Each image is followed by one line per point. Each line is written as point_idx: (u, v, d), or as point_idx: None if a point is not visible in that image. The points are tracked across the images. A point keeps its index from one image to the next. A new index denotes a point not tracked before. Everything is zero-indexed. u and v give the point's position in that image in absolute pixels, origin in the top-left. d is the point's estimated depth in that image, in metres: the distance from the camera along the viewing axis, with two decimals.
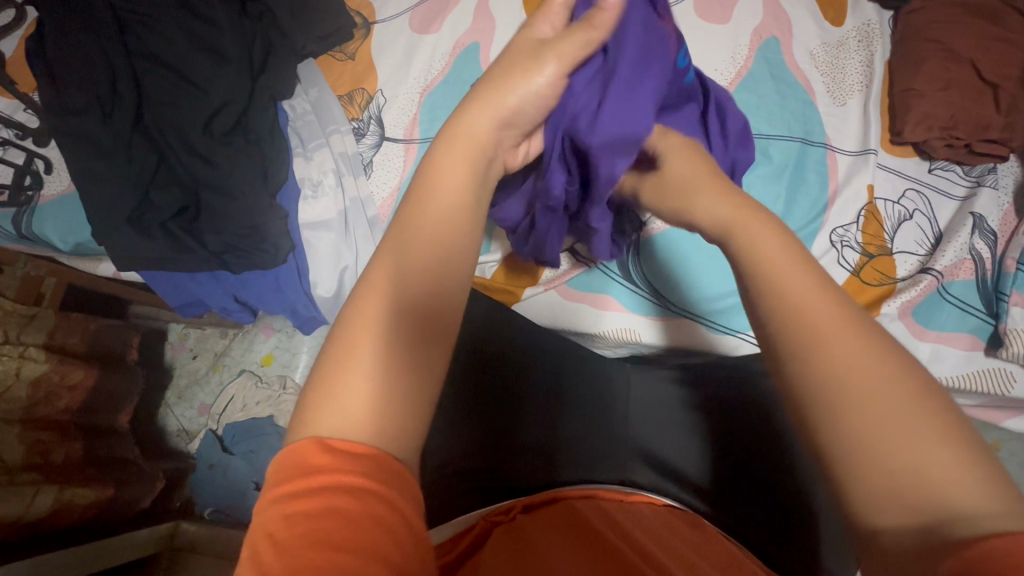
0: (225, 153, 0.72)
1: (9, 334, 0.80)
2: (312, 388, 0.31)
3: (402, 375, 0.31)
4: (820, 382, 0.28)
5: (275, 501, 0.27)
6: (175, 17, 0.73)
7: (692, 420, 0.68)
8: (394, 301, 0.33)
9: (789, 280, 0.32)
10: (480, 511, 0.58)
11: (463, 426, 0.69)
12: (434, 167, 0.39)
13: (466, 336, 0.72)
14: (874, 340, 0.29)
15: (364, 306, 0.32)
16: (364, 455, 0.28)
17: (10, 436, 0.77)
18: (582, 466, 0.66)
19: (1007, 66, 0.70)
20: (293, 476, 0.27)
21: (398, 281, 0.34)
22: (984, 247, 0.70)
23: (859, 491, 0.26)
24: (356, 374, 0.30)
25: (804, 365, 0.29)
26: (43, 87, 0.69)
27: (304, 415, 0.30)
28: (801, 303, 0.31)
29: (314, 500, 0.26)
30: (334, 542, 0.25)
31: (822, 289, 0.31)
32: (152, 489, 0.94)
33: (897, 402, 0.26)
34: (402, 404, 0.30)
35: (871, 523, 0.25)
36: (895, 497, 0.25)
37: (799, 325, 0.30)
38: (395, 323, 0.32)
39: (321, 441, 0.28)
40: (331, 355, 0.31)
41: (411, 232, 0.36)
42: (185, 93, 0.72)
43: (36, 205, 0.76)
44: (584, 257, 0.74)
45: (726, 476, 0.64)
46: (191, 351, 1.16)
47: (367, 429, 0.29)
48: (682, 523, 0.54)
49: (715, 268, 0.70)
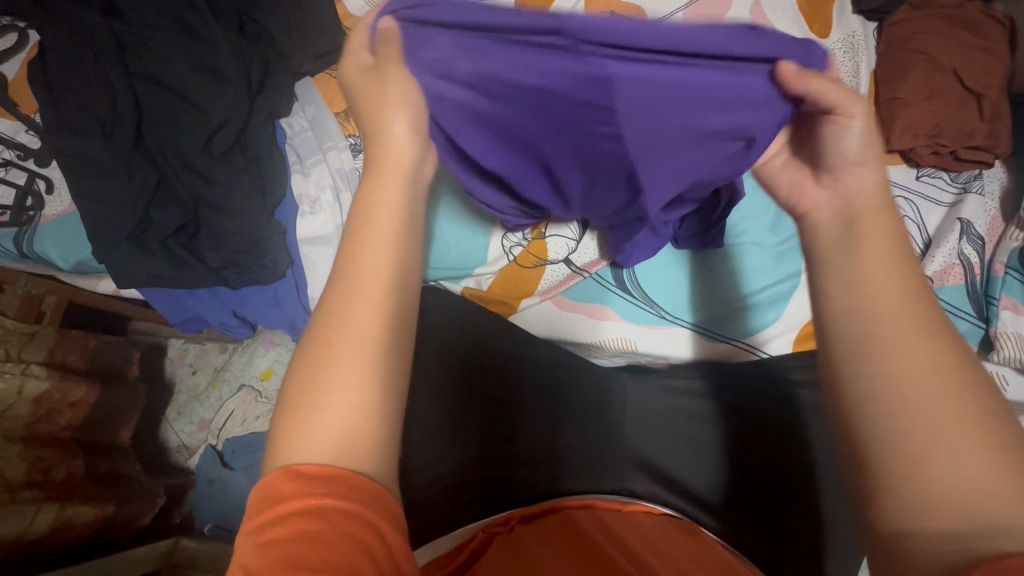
0: (225, 172, 0.73)
1: (11, 352, 0.81)
2: (280, 413, 0.32)
3: (366, 400, 0.31)
4: (892, 397, 0.30)
5: (250, 534, 0.28)
6: (172, 38, 0.74)
7: (706, 429, 0.69)
8: (358, 334, 0.32)
9: (877, 285, 0.33)
10: (478, 522, 0.59)
11: (463, 438, 0.68)
12: (390, 172, 0.38)
13: (466, 350, 0.72)
14: (954, 363, 0.31)
15: (323, 343, 0.32)
16: (331, 476, 0.28)
17: (12, 454, 0.77)
18: (582, 476, 0.68)
19: (988, 77, 0.72)
20: (269, 503, 0.28)
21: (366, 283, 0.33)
22: (973, 252, 0.71)
23: (907, 494, 0.28)
24: (322, 402, 0.30)
25: (876, 373, 0.31)
26: (45, 108, 0.70)
27: (276, 442, 0.30)
28: (880, 320, 0.32)
29: (283, 527, 0.27)
30: (302, 564, 0.26)
31: (910, 299, 0.33)
32: (152, 505, 0.95)
33: (964, 418, 0.29)
34: (372, 417, 0.31)
35: (912, 527, 0.28)
36: (945, 506, 0.27)
37: (872, 337, 0.32)
38: (360, 343, 0.32)
39: (287, 469, 0.29)
40: (294, 384, 0.32)
41: (356, 256, 0.34)
42: (184, 112, 0.73)
43: (38, 224, 0.77)
44: (580, 268, 0.76)
45: (734, 487, 0.65)
46: (190, 367, 1.16)
47: (341, 451, 0.29)
48: (679, 531, 0.55)
49: (733, 274, 0.74)
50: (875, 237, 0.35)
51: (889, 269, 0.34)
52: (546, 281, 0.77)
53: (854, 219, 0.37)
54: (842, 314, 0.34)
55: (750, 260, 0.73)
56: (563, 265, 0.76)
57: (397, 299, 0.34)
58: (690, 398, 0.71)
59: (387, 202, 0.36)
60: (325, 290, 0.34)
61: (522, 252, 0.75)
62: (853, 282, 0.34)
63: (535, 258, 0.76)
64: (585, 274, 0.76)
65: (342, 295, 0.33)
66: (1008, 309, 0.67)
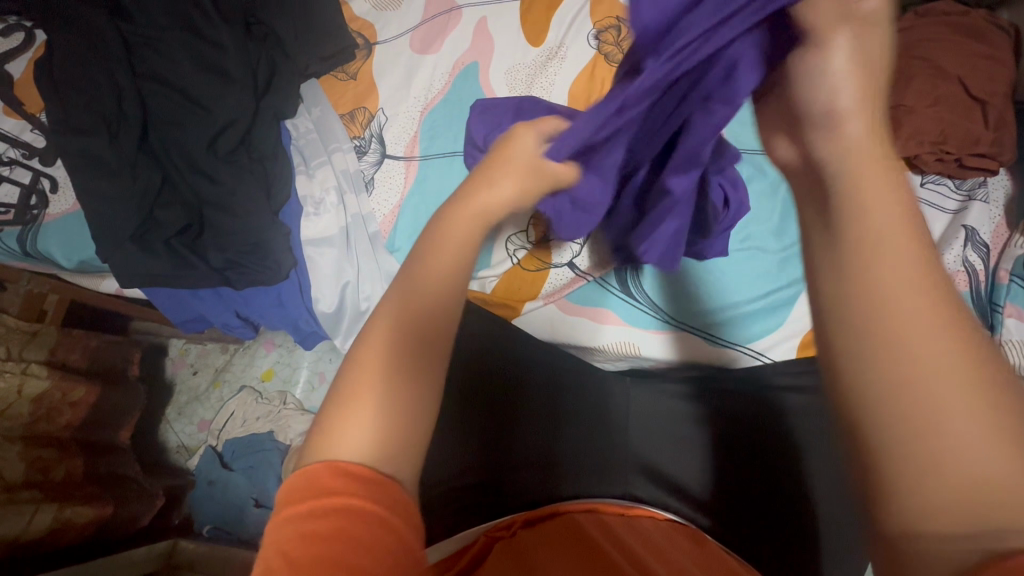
0: (229, 172, 0.73)
1: (11, 351, 0.81)
2: (320, 415, 0.32)
3: (410, 405, 0.31)
4: (887, 368, 0.24)
5: (288, 522, 0.28)
6: (179, 39, 0.74)
7: (696, 431, 0.69)
8: (401, 342, 0.33)
9: (879, 230, 0.26)
10: (481, 526, 0.59)
11: (465, 441, 0.68)
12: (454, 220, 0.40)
13: (477, 352, 0.72)
14: (957, 322, 0.24)
15: (366, 348, 0.32)
16: (372, 479, 0.28)
17: (11, 454, 0.77)
18: (583, 481, 0.67)
19: (992, 84, 0.72)
20: (307, 493, 0.28)
21: (417, 309, 0.34)
22: (977, 260, 0.71)
23: (916, 492, 0.23)
24: (368, 404, 0.30)
25: (869, 341, 0.25)
26: (51, 108, 0.70)
27: (314, 438, 0.31)
28: (882, 287, 0.25)
29: (325, 521, 0.27)
30: (343, 564, 0.25)
31: (911, 244, 0.26)
32: (151, 507, 0.94)
33: (974, 389, 0.23)
34: (410, 421, 0.31)
35: (915, 526, 0.22)
36: (952, 500, 0.22)
37: (867, 298, 0.25)
38: (411, 356, 0.33)
39: (331, 464, 0.29)
40: (342, 385, 0.31)
41: (419, 275, 0.36)
42: (189, 112, 0.73)
43: (41, 223, 0.77)
44: (583, 272, 0.75)
45: (727, 486, 0.65)
46: (191, 367, 1.16)
47: (383, 454, 0.29)
48: (684, 539, 0.54)
49: (734, 287, 0.72)
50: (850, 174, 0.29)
51: (889, 210, 0.27)
52: (550, 285, 0.76)
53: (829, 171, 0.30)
54: (836, 292, 0.27)
55: (754, 265, 0.72)
56: (567, 269, 0.75)
57: (440, 314, 0.35)
58: (688, 399, 0.71)
59: (448, 241, 0.38)
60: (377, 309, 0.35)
61: (526, 255, 0.75)
62: (850, 239, 0.27)
63: (539, 262, 0.75)
64: (589, 279, 0.75)
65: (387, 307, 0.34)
66: (1014, 317, 0.68)
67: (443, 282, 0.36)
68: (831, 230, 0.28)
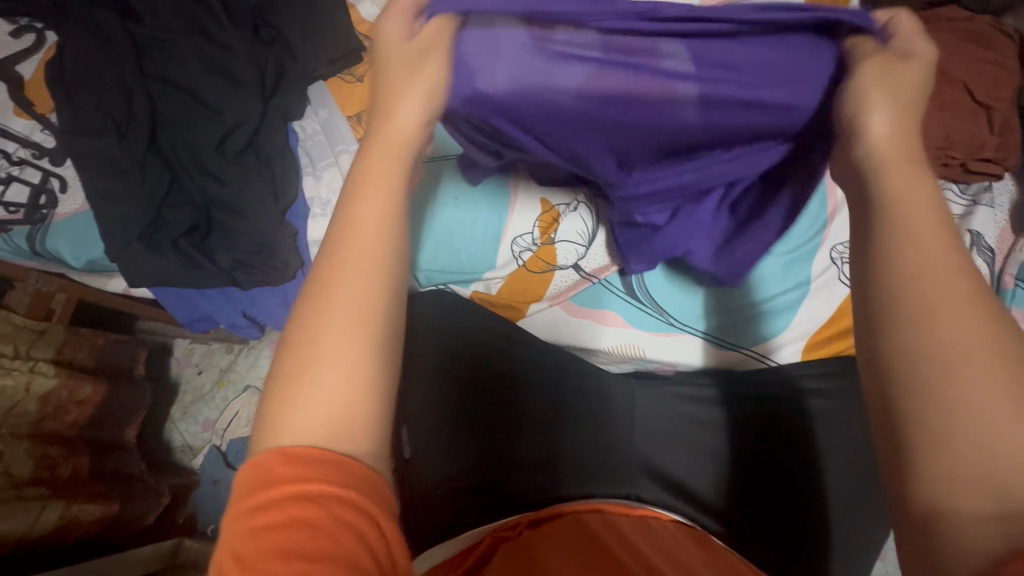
0: (236, 173, 0.74)
1: (19, 349, 0.82)
2: (264, 400, 0.31)
3: (349, 387, 0.30)
4: (927, 360, 0.26)
5: (241, 517, 0.27)
6: (189, 41, 0.74)
7: (715, 435, 0.70)
8: (340, 314, 0.31)
9: (920, 238, 0.29)
10: (487, 526, 0.59)
11: (465, 444, 0.69)
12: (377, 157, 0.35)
13: (478, 353, 0.73)
14: (995, 324, 0.27)
15: (311, 320, 0.31)
16: (326, 462, 0.28)
17: (18, 451, 0.78)
18: (587, 479, 0.68)
19: (998, 89, 0.72)
20: (256, 487, 0.28)
21: (362, 274, 0.32)
22: (983, 264, 0.72)
23: (943, 473, 0.25)
24: (307, 388, 0.29)
25: (913, 335, 0.27)
26: (61, 108, 0.71)
27: (260, 426, 0.30)
28: (926, 287, 0.28)
29: (276, 513, 0.27)
30: (300, 550, 0.26)
31: (953, 253, 0.29)
32: (157, 505, 0.95)
33: (1009, 384, 0.25)
34: (357, 402, 0.30)
35: (944, 505, 0.25)
36: (980, 482, 0.24)
37: (913, 297, 0.28)
38: (346, 329, 0.30)
39: (278, 451, 0.28)
40: (281, 370, 0.30)
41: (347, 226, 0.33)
42: (198, 114, 0.74)
43: (51, 222, 0.78)
44: (588, 274, 0.75)
45: (738, 488, 0.67)
46: (196, 367, 1.16)
47: (331, 437, 0.29)
48: (689, 539, 0.54)
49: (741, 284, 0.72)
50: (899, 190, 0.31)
51: (934, 223, 0.29)
52: (554, 287, 0.76)
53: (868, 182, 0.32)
54: (883, 281, 0.29)
55: (769, 266, 0.71)
56: (572, 270, 0.75)
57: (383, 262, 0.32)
58: (705, 403, 0.72)
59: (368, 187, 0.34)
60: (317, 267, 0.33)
61: (530, 256, 0.74)
62: (906, 243, 0.29)
63: (544, 263, 0.74)
64: (594, 280, 0.75)
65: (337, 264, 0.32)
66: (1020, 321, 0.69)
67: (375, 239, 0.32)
68: (871, 236, 0.31)
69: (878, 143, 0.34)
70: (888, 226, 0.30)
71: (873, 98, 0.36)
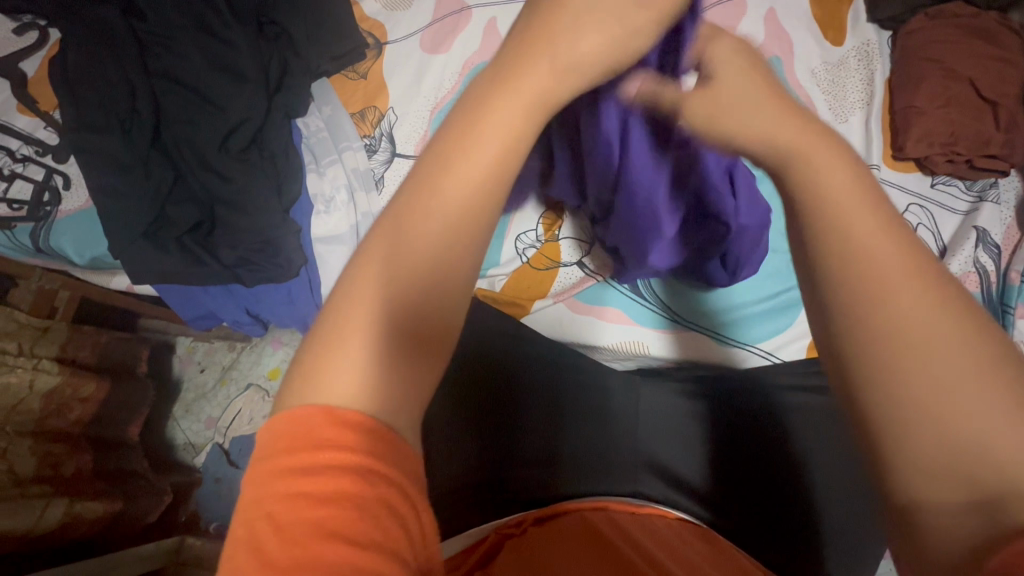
0: (240, 169, 0.74)
1: (22, 347, 0.82)
2: (304, 350, 0.29)
3: (390, 362, 0.28)
4: (880, 344, 0.25)
5: (275, 476, 0.25)
6: (193, 38, 0.74)
7: (698, 430, 0.69)
8: (401, 281, 0.29)
9: (856, 215, 0.27)
10: (492, 523, 0.59)
11: (467, 441, 0.69)
12: (492, 110, 0.31)
13: (476, 350, 0.73)
14: (943, 298, 0.25)
15: (364, 269, 0.29)
16: (373, 434, 0.26)
17: (22, 448, 0.78)
18: (586, 478, 0.66)
19: (1003, 85, 0.72)
20: (275, 452, 0.25)
21: (427, 245, 0.29)
22: (989, 261, 0.71)
23: (914, 466, 0.23)
24: (352, 351, 0.27)
25: (866, 318, 0.26)
26: (65, 106, 0.71)
27: (295, 380, 0.27)
28: (873, 266, 0.26)
29: (320, 480, 0.24)
30: (343, 530, 0.24)
31: (888, 228, 0.27)
32: (160, 503, 0.95)
33: (966, 362, 0.24)
34: (403, 382, 0.28)
35: (918, 499, 0.23)
36: (951, 470, 0.23)
37: (862, 277, 0.26)
38: (405, 297, 0.29)
39: (330, 413, 0.26)
40: (331, 317, 0.29)
41: (437, 180, 0.30)
42: (202, 111, 0.74)
43: (54, 219, 0.78)
44: (592, 272, 0.76)
45: (734, 488, 0.65)
46: (198, 365, 1.16)
47: (378, 407, 0.27)
48: (694, 537, 0.54)
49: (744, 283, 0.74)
50: (823, 168, 0.29)
51: (862, 197, 0.28)
52: (559, 284, 0.77)
53: (799, 150, 0.30)
54: (830, 262, 0.27)
55: (767, 264, 0.73)
56: (576, 268, 0.76)
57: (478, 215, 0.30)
58: (693, 399, 0.71)
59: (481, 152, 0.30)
60: (390, 211, 0.31)
61: (535, 253, 0.76)
62: (836, 225, 0.28)
63: (548, 260, 0.76)
64: (597, 278, 0.77)
65: (422, 202, 0.30)
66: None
67: (461, 213, 0.30)
68: (809, 214, 0.29)
69: (769, 136, 0.31)
70: (811, 229, 0.28)
71: (766, 88, 0.34)
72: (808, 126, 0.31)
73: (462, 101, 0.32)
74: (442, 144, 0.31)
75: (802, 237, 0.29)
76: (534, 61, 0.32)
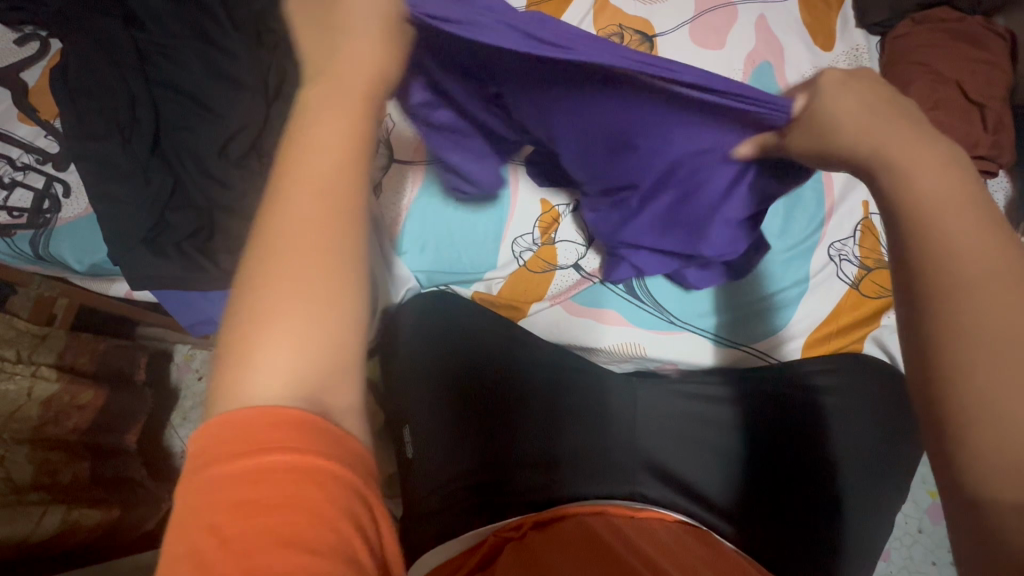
0: (239, 176, 0.75)
1: (21, 354, 0.82)
2: (220, 359, 0.31)
3: (299, 351, 0.31)
4: (962, 350, 0.33)
5: (225, 480, 0.28)
6: (193, 47, 0.75)
7: (725, 434, 0.70)
8: (304, 277, 0.32)
9: (954, 230, 0.35)
10: (493, 524, 0.59)
11: (463, 444, 0.69)
12: (327, 108, 0.34)
13: (472, 354, 0.73)
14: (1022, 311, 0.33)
15: (260, 274, 0.32)
16: (323, 436, 0.29)
17: (18, 456, 0.78)
18: (585, 478, 0.67)
19: (989, 89, 0.74)
20: (213, 461, 0.28)
21: (312, 236, 0.32)
22: None
23: (980, 458, 0.32)
24: (269, 349, 0.31)
25: (958, 321, 0.34)
26: (66, 114, 0.72)
27: (224, 385, 0.30)
28: (965, 278, 0.34)
29: (271, 487, 0.27)
30: (294, 537, 0.27)
31: (987, 244, 0.34)
32: (156, 511, 0.94)
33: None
34: (322, 368, 0.31)
35: (984, 489, 0.32)
36: (1007, 460, 0.31)
37: (953, 285, 0.34)
38: (303, 289, 0.32)
39: (273, 415, 0.29)
40: (237, 327, 0.31)
41: (298, 177, 0.33)
42: (201, 118, 0.75)
43: (54, 226, 0.78)
44: (589, 274, 0.76)
45: (750, 492, 0.67)
46: (196, 372, 1.16)
47: (319, 403, 0.30)
48: (694, 540, 0.54)
49: (744, 283, 0.74)
50: (921, 174, 0.36)
51: (960, 212, 0.35)
52: (556, 286, 0.77)
53: (895, 157, 0.37)
54: (932, 272, 0.35)
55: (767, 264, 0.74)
56: (573, 270, 0.76)
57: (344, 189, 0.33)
58: (713, 404, 0.72)
59: (323, 143, 0.34)
60: (262, 221, 0.33)
61: (531, 256, 0.75)
62: (939, 237, 0.35)
63: (545, 263, 0.76)
64: (594, 280, 0.77)
65: (285, 195, 0.33)
66: None
67: (327, 200, 0.33)
68: (908, 229, 0.36)
69: (873, 142, 0.38)
70: (912, 240, 0.36)
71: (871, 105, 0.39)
72: (919, 136, 0.38)
73: (300, 107, 0.35)
74: (288, 150, 0.34)
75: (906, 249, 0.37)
76: (353, 69, 0.36)
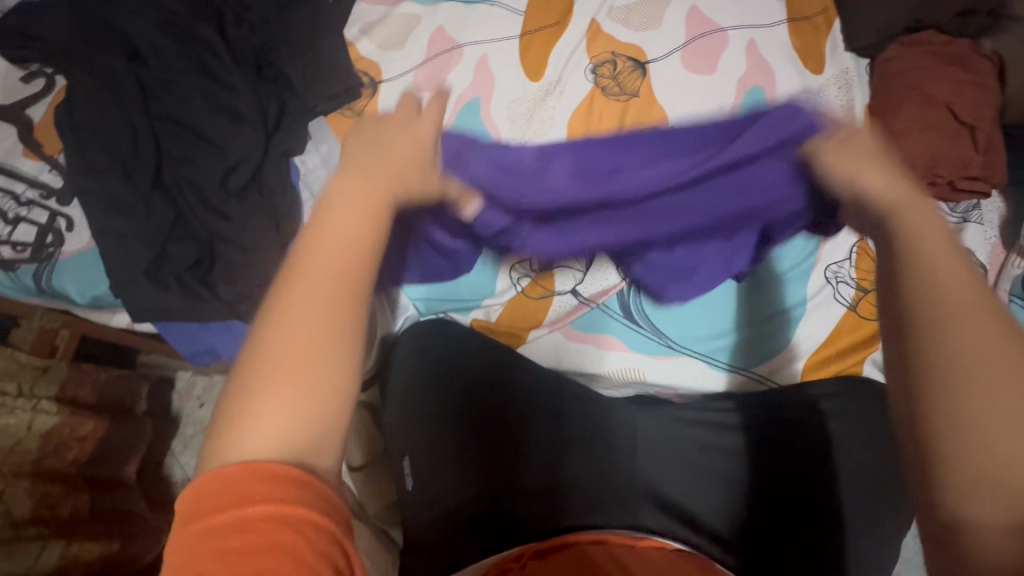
0: (239, 207, 0.76)
1: (23, 387, 0.83)
2: (223, 415, 0.33)
3: (302, 406, 0.33)
4: (952, 368, 0.34)
5: (198, 530, 0.30)
6: (193, 81, 0.77)
7: (724, 459, 0.69)
8: (308, 336, 0.34)
9: (949, 265, 0.36)
10: (493, 557, 0.58)
11: (463, 474, 0.69)
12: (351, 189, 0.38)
13: (470, 384, 0.73)
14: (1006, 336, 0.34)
15: (270, 333, 0.34)
16: (296, 485, 0.31)
17: (17, 490, 0.78)
18: (591, 508, 0.65)
19: (979, 110, 0.75)
20: (191, 514, 0.30)
21: (322, 298, 0.35)
22: None
23: (962, 484, 0.32)
24: (274, 406, 0.33)
25: (949, 342, 0.34)
26: (71, 151, 0.73)
27: (221, 439, 0.32)
28: (959, 300, 0.35)
29: (239, 538, 0.30)
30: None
31: (968, 274, 0.36)
32: (156, 543, 0.93)
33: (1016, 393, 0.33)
34: (320, 422, 0.33)
35: (968, 516, 0.32)
36: (990, 484, 0.32)
37: (946, 306, 0.35)
38: (309, 348, 0.34)
39: (251, 470, 0.31)
40: (245, 385, 0.33)
41: (314, 245, 0.36)
42: (203, 151, 0.76)
43: (56, 260, 0.79)
44: (587, 299, 0.77)
45: (750, 519, 0.65)
46: (197, 400, 1.15)
47: (306, 457, 0.32)
48: (696, 569, 0.54)
49: (738, 305, 0.77)
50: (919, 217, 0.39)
51: (952, 254, 0.37)
52: (553, 313, 0.78)
53: (897, 203, 0.40)
54: (933, 293, 0.35)
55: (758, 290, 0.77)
56: (570, 295, 0.77)
57: (352, 255, 0.36)
58: (714, 428, 0.72)
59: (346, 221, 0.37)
60: (278, 287, 0.36)
61: (529, 283, 0.76)
62: (937, 271, 0.36)
63: (542, 288, 0.77)
64: (591, 305, 0.77)
65: (304, 260, 0.36)
66: None
67: (340, 265, 0.36)
68: (896, 266, 0.38)
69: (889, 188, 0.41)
70: (911, 278, 0.37)
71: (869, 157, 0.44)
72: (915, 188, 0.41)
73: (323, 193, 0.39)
74: (312, 222, 0.37)
75: (897, 279, 0.37)
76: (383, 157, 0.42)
